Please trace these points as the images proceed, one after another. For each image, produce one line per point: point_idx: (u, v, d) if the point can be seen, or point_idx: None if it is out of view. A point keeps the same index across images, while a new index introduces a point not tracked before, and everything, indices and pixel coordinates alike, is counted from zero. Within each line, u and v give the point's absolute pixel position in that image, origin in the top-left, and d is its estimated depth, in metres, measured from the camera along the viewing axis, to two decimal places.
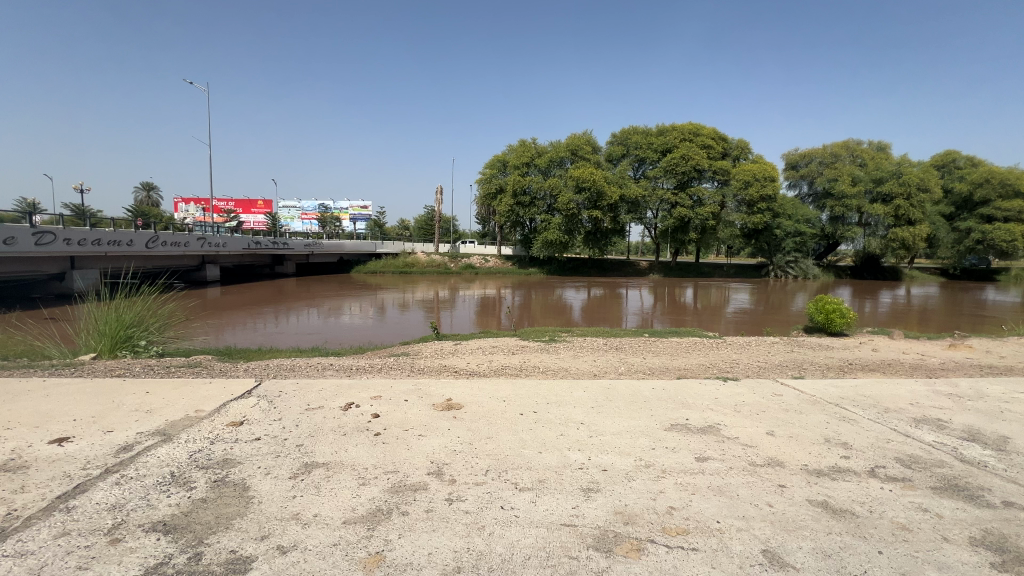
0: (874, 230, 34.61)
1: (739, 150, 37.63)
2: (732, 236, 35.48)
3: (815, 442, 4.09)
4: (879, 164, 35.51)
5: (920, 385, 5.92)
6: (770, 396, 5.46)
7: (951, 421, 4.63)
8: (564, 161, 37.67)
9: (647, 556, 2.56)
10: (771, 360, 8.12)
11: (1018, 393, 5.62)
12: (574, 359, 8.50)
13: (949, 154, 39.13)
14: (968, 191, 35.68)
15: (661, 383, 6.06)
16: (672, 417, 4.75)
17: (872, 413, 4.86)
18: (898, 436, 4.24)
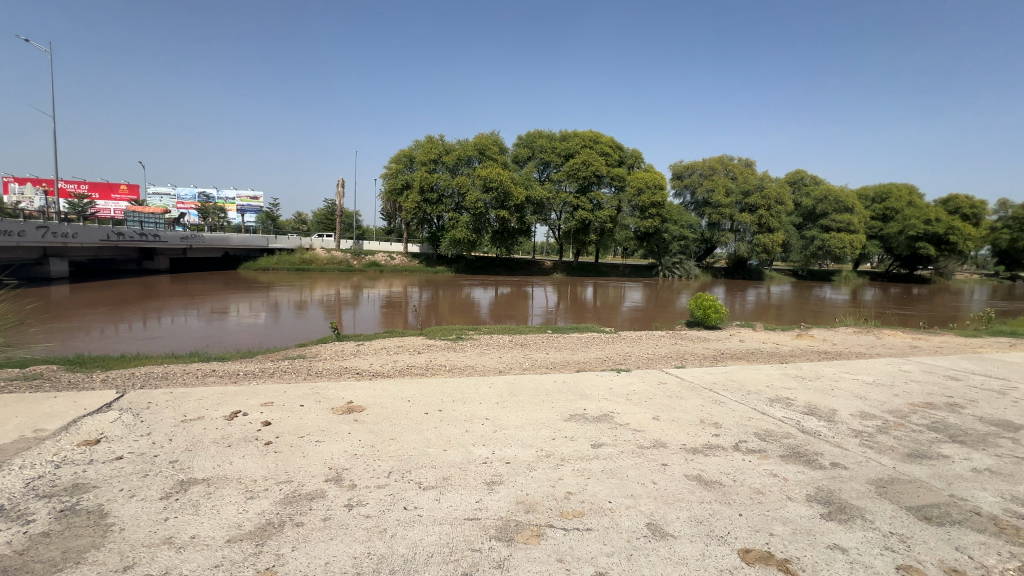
0: (742, 236, 39.83)
1: (633, 158, 40.63)
2: (626, 239, 38.49)
3: (691, 423, 4.60)
4: (747, 178, 40.30)
5: (775, 369, 6.94)
6: (656, 384, 6.04)
7: (796, 399, 5.49)
8: (471, 160, 37.72)
9: (546, 541, 2.70)
10: (658, 352, 8.93)
11: (845, 372, 6.84)
12: (481, 357, 8.58)
13: (798, 173, 45.41)
14: (812, 205, 42.22)
15: (562, 377, 6.38)
16: (572, 408, 5.03)
17: (738, 395, 5.57)
18: (757, 413, 4.93)
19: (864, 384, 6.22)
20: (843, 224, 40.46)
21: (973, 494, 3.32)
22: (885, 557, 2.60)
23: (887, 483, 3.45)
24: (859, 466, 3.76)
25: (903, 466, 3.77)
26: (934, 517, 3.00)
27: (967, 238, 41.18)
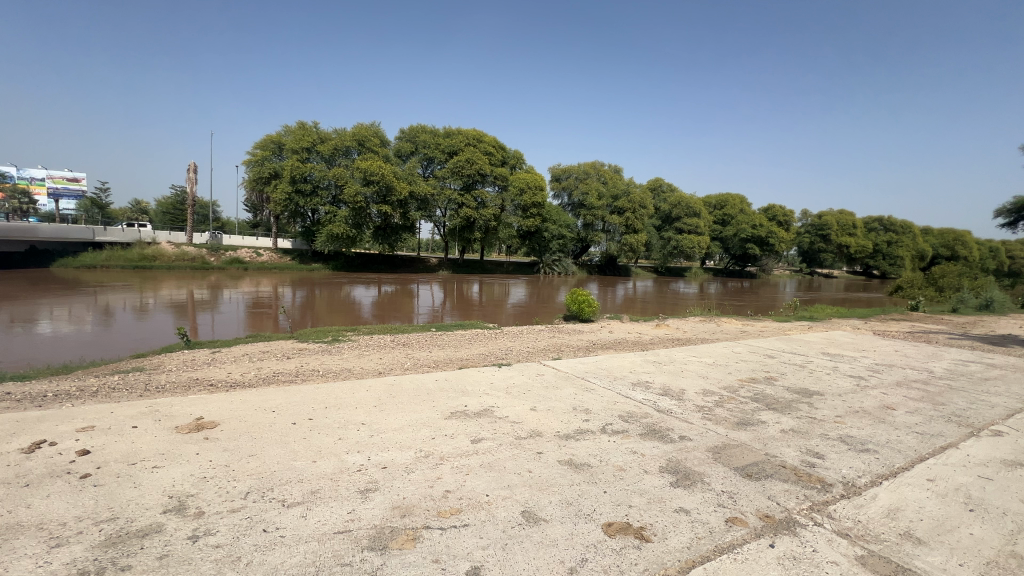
0: (612, 236, 43.84)
1: (515, 159, 41.95)
2: (509, 236, 39.84)
3: (565, 411, 4.89)
4: (615, 183, 44.68)
5: (637, 356, 7.72)
6: (535, 376, 6.31)
7: (654, 382, 6.17)
8: (349, 151, 35.50)
9: (421, 543, 2.65)
10: (538, 345, 9.36)
11: (691, 356, 7.87)
12: (359, 359, 8.15)
13: (657, 181, 51.27)
14: (669, 209, 47.87)
15: (444, 375, 6.34)
16: (453, 405, 5.02)
17: (606, 382, 6.08)
18: (621, 398, 5.42)
19: (706, 365, 7.23)
20: (693, 227, 46.65)
21: (781, 451, 4.04)
22: (718, 513, 3.03)
23: (721, 449, 4.04)
24: (701, 436, 4.34)
25: (733, 433, 4.44)
26: (754, 473, 3.59)
27: (781, 240, 50.37)
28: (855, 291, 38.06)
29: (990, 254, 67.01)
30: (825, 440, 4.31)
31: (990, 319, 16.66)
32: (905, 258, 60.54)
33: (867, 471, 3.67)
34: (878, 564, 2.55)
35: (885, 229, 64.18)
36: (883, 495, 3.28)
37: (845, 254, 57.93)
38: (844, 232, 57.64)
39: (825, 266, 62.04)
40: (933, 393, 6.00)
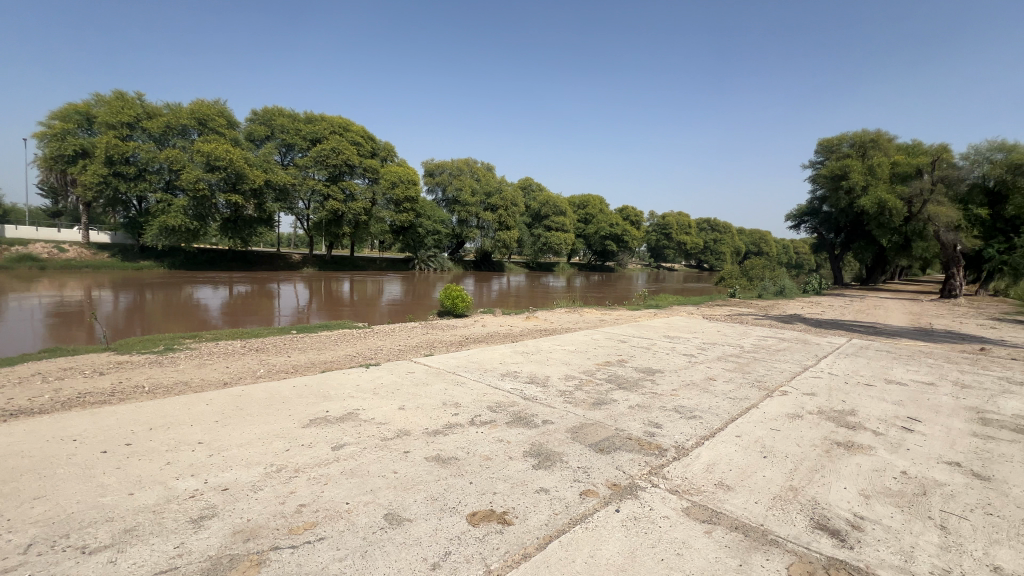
0: (487, 233, 44.59)
1: (386, 152, 40.46)
2: (382, 232, 38.24)
3: (435, 407, 4.85)
4: (487, 180, 45.69)
5: (506, 348, 8.00)
6: (404, 374, 6.15)
7: (522, 372, 6.44)
8: (187, 131, 30.49)
9: (269, 566, 2.39)
10: (410, 343, 9.13)
11: (556, 345, 8.42)
12: (199, 369, 7.08)
13: (527, 181, 54.01)
14: (538, 208, 50.60)
15: (303, 380, 5.84)
16: (312, 412, 4.64)
17: (477, 374, 6.19)
18: (490, 389, 5.56)
19: (569, 352, 7.80)
20: (560, 225, 49.85)
21: (628, 424, 4.51)
22: (574, 488, 3.27)
23: (579, 428, 4.38)
24: (562, 419, 4.65)
25: (589, 413, 4.83)
26: (605, 448, 3.95)
27: (634, 238, 56.51)
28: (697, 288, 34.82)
29: (783, 250, 83.61)
30: (662, 411, 4.93)
31: (783, 302, 20.80)
32: (726, 253, 72.42)
33: (693, 434, 4.30)
34: (699, 512, 2.99)
35: (711, 229, 75.44)
36: (704, 453, 3.88)
37: (682, 250, 67.29)
38: (682, 231, 66.81)
39: (668, 261, 71.28)
40: (743, 364, 7.27)
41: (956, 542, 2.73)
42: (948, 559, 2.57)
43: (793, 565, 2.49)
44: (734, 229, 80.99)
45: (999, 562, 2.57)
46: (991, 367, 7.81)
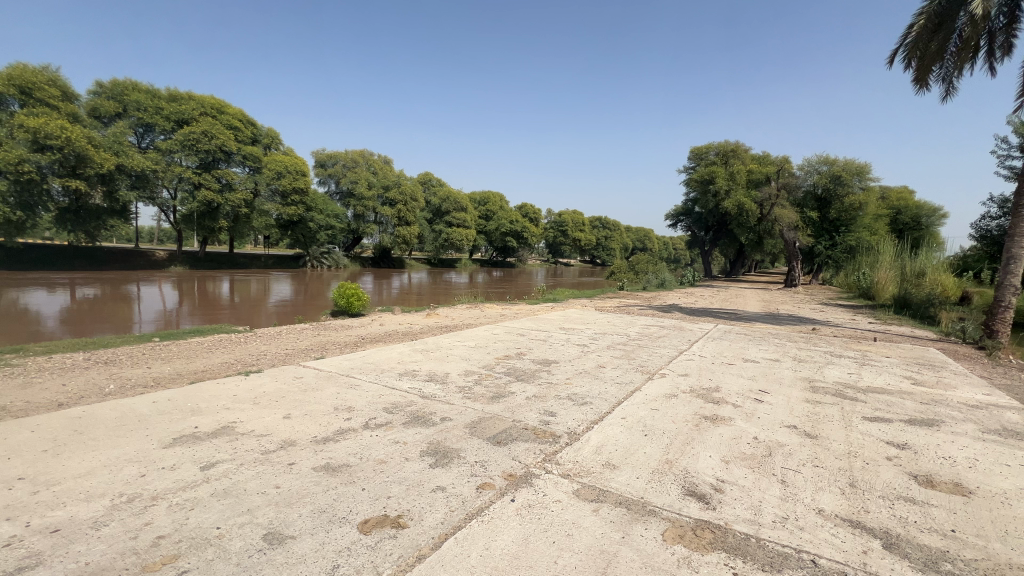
0: (385, 228, 42.51)
1: (269, 138, 36.97)
2: (266, 226, 34.92)
3: (325, 413, 4.55)
4: (385, 174, 44.13)
5: (405, 347, 7.77)
6: (291, 380, 5.68)
7: (420, 370, 6.30)
8: (4, 101, 24.93)
9: None
10: (299, 346, 8.47)
11: (456, 341, 8.39)
12: (23, 389, 5.84)
13: (427, 176, 53.32)
14: (439, 203, 50.12)
15: (166, 394, 5.11)
16: (176, 430, 4.08)
17: (373, 376, 5.94)
18: (387, 390, 5.36)
19: (469, 348, 7.83)
20: (461, 221, 49.64)
21: (525, 415, 4.65)
22: (471, 483, 3.27)
23: (477, 423, 4.40)
24: (461, 415, 4.64)
25: (488, 407, 4.89)
26: (503, 440, 4.02)
27: (533, 235, 58.39)
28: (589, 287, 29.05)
29: (664, 246, 92.45)
30: (557, 400, 5.16)
31: (664, 293, 23.00)
32: (616, 250, 78.16)
33: (584, 419, 4.55)
34: (588, 493, 3.17)
35: (602, 227, 82.27)
36: (593, 436, 4.13)
37: (578, 246, 71.10)
38: (577, 229, 70.66)
39: (565, 256, 74.94)
40: (629, 351, 7.89)
41: (792, 493, 3.24)
42: (786, 507, 3.04)
43: (668, 531, 2.75)
44: (622, 226, 87.65)
45: (823, 505, 3.09)
46: (819, 343, 9.40)
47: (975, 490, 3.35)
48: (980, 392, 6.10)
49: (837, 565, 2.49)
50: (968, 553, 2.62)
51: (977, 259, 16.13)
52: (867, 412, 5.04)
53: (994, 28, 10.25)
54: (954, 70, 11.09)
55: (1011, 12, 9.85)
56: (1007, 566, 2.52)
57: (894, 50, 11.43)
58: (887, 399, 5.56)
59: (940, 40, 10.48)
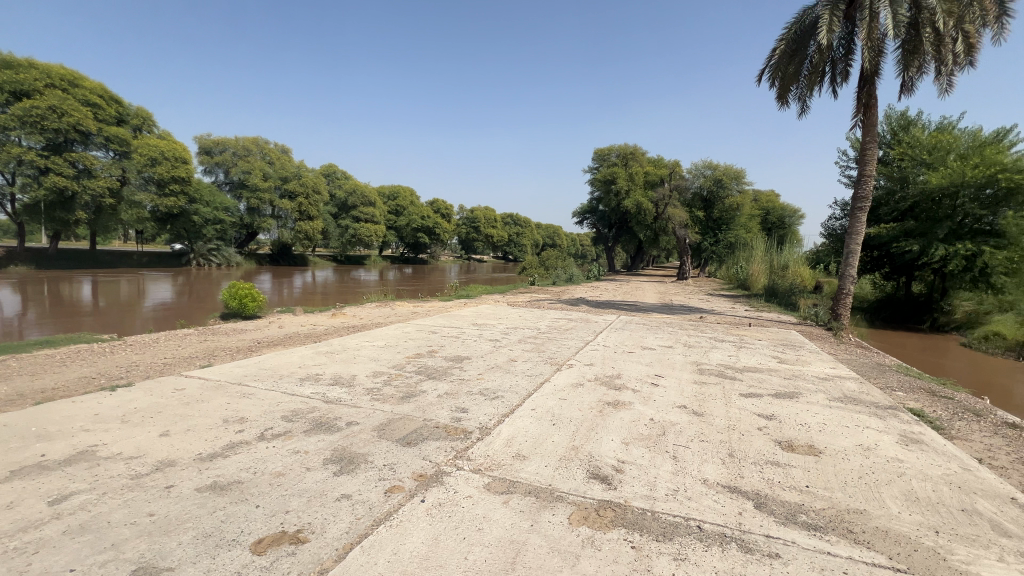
0: (285, 222, 40.02)
1: (140, 119, 32.36)
2: (140, 219, 30.65)
3: (211, 426, 4.11)
4: (284, 164, 40.88)
5: (307, 350, 7.27)
6: (169, 393, 5.02)
7: (324, 374, 5.92)
8: None
9: None
10: (180, 354, 7.52)
11: (364, 341, 8.02)
12: None
13: (331, 167, 50.60)
14: (344, 197, 47.70)
15: (1, 419, 4.25)
16: (16, 462, 3.42)
17: (269, 382, 5.47)
18: (285, 397, 4.97)
19: (378, 348, 7.53)
20: (369, 216, 47.88)
21: (436, 413, 4.58)
22: (378, 487, 3.16)
23: (386, 425, 4.25)
24: (368, 418, 4.45)
25: (397, 408, 4.74)
26: (413, 440, 3.93)
27: (445, 231, 57.68)
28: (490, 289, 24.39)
29: (572, 243, 96.61)
30: (469, 396, 5.16)
31: (572, 288, 24.01)
32: (527, 246, 80.11)
33: (495, 414, 4.60)
34: (498, 486, 3.21)
35: (514, 224, 83.94)
36: (504, 429, 4.19)
37: (490, 242, 71.76)
38: (489, 225, 71.19)
39: (478, 253, 75.14)
40: (539, 344, 8.13)
41: (682, 466, 3.56)
42: (677, 480, 3.34)
43: (573, 514, 2.88)
44: (533, 223, 90.04)
45: (706, 475, 3.44)
46: (705, 329, 10.45)
47: (824, 450, 3.94)
48: (828, 366, 7.19)
49: (718, 528, 2.78)
50: (818, 504, 3.07)
51: (826, 254, 18.89)
52: (743, 389, 5.70)
53: (835, 56, 12.04)
54: (807, 93, 12.72)
55: (847, 44, 11.66)
56: (844, 510, 3.01)
57: (761, 71, 13.01)
58: (759, 376, 6.32)
59: (796, 64, 12.10)
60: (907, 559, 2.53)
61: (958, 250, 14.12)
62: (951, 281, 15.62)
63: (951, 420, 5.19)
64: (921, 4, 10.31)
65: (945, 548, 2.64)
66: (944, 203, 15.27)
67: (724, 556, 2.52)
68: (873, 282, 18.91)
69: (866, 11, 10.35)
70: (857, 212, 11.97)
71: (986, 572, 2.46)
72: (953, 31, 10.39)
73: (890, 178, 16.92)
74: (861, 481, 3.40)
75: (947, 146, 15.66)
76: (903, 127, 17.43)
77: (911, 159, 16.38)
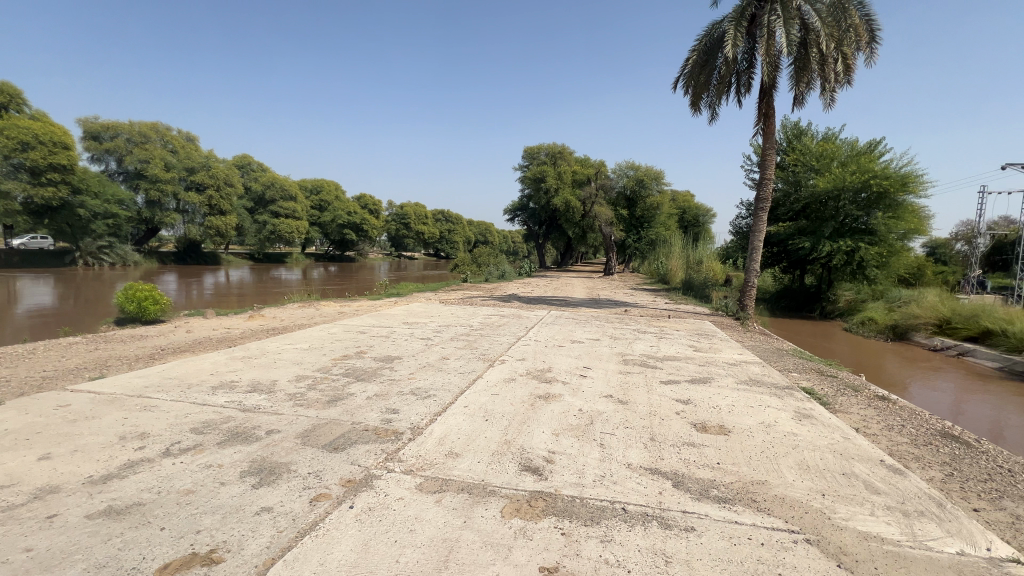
0: (192, 218, 36.44)
1: (7, 96, 28.01)
2: (9, 212, 25.96)
3: (104, 445, 3.67)
4: (190, 154, 37.29)
5: (220, 355, 6.71)
6: (51, 410, 4.42)
7: (241, 380, 5.51)
8: None
9: None
10: (64, 366, 6.61)
11: (285, 344, 7.56)
12: None
13: (245, 158, 47.21)
14: (261, 190, 44.77)
15: None
16: None
17: (175, 393, 4.98)
18: (195, 407, 4.56)
19: (302, 351, 7.13)
20: (290, 211, 45.19)
21: (366, 416, 4.44)
22: (303, 496, 3.00)
23: (311, 432, 4.05)
24: (291, 425, 4.20)
25: (323, 413, 4.52)
26: (340, 445, 3.77)
27: (373, 227, 55.65)
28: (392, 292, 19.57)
29: (503, 240, 97.42)
30: (400, 396, 5.04)
31: (504, 284, 24.20)
32: (458, 243, 79.70)
33: (427, 413, 4.54)
34: (430, 485, 3.18)
35: (445, 221, 83.03)
36: (437, 428, 4.16)
37: (421, 239, 70.54)
38: (420, 221, 69.89)
39: (408, 250, 73.41)
40: (471, 341, 8.12)
41: (609, 453, 3.75)
42: (603, 466, 3.50)
43: (506, 507, 2.93)
44: (465, 220, 89.69)
45: (631, 459, 3.65)
46: (629, 322, 11.03)
47: (732, 429, 4.32)
48: (736, 352, 7.88)
49: (641, 508, 2.95)
50: (727, 478, 3.37)
51: (734, 250, 20.61)
52: (663, 376, 6.10)
53: (740, 69, 13.11)
54: (716, 103, 13.68)
55: (749, 58, 12.74)
56: (749, 482, 3.32)
57: (676, 79, 13.87)
58: (677, 364, 6.79)
59: (707, 73, 13.05)
60: (799, 521, 2.85)
61: (841, 246, 16.14)
62: (836, 274, 17.70)
63: (834, 395, 5.92)
64: (810, 26, 11.56)
65: (830, 509, 3.01)
66: (829, 204, 17.30)
67: (647, 533, 2.69)
68: (774, 275, 20.94)
69: (765, 29, 11.40)
70: (759, 212, 13.16)
71: (860, 525, 2.84)
72: (835, 53, 11.76)
73: (786, 181, 18.79)
74: (762, 455, 3.77)
75: (831, 154, 17.67)
76: (796, 136, 19.43)
77: (802, 165, 18.34)
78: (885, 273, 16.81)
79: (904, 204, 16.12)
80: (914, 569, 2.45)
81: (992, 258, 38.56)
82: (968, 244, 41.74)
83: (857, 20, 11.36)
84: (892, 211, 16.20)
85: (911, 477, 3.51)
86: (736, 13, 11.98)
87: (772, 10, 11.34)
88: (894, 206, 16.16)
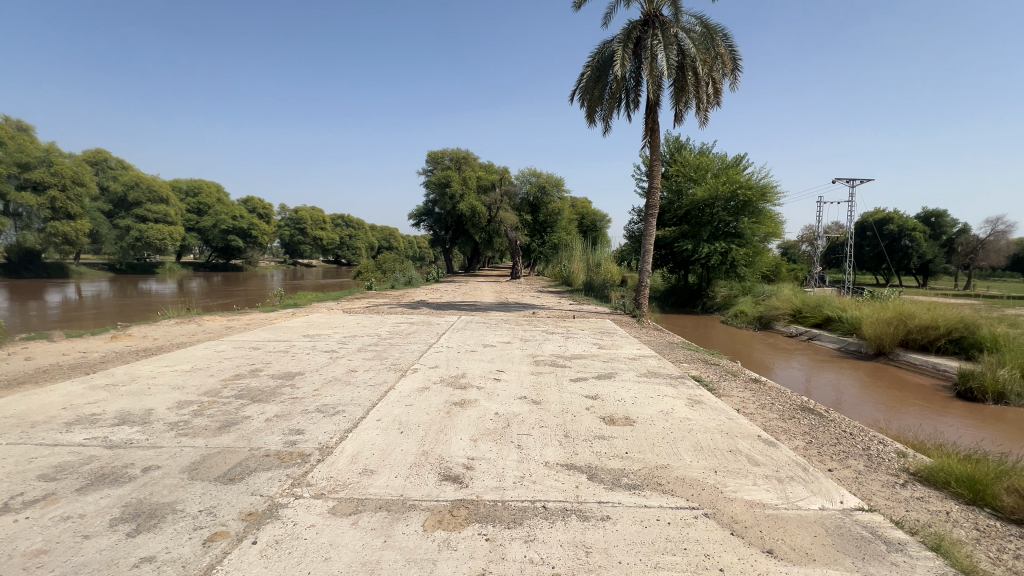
0: (28, 223, 30.54)
1: None
2: None
3: None
4: (23, 147, 31.45)
5: (76, 384, 5.68)
6: None
7: (104, 413, 4.72)
8: None
9: None
10: None
11: (161, 366, 6.65)
12: None
13: (100, 153, 41.09)
14: (122, 191, 39.18)
15: None
16: None
17: (13, 435, 4.10)
18: (42, 450, 3.79)
19: (182, 373, 6.28)
20: (160, 215, 39.83)
21: (265, 440, 4.05)
22: (194, 538, 2.66)
23: (198, 464, 3.59)
24: (173, 458, 3.70)
25: (213, 441, 4.05)
26: (237, 475, 3.41)
27: (264, 234, 51.08)
28: (252, 312, 15.19)
29: (408, 245, 95.50)
30: (305, 415, 4.69)
31: (411, 291, 23.55)
32: (361, 250, 76.43)
33: (336, 431, 4.27)
34: (346, 507, 2.99)
35: (345, 226, 79.31)
36: (348, 446, 3.92)
37: (319, 245, 66.70)
38: (317, 226, 66.17)
39: (304, 257, 68.60)
40: (380, 351, 7.78)
41: (527, 453, 3.82)
42: (523, 467, 3.57)
43: (428, 520, 2.86)
44: (366, 226, 86.43)
45: (547, 457, 3.76)
46: (537, 324, 11.37)
47: (636, 419, 4.65)
48: (634, 348, 8.53)
49: (560, 505, 3.06)
50: (634, 466, 3.63)
51: (629, 253, 22.18)
52: (572, 374, 6.40)
53: (628, 86, 14.14)
54: (608, 116, 14.56)
55: (636, 76, 13.79)
56: (654, 467, 3.61)
57: (572, 92, 14.70)
58: (584, 363, 7.09)
59: (600, 88, 13.97)
60: (698, 498, 3.16)
61: (717, 248, 18.28)
62: (713, 272, 19.88)
63: (718, 381, 6.69)
64: (685, 52, 12.86)
65: (721, 483, 3.37)
66: (705, 211, 19.37)
67: (567, 528, 2.80)
68: (663, 276, 22.97)
69: (648, 52, 12.52)
70: (649, 217, 14.26)
71: (747, 494, 3.22)
72: (706, 78, 13.27)
73: (670, 190, 20.69)
74: (664, 441, 4.10)
75: (706, 167, 19.96)
76: (677, 149, 21.53)
77: (684, 175, 20.43)
78: (751, 270, 19.38)
79: (764, 212, 18.68)
80: (791, 526, 2.84)
81: (828, 257, 46.13)
82: (811, 245, 49.46)
83: (723, 49, 12.99)
84: (755, 218, 18.70)
85: (782, 447, 4.06)
86: (624, 34, 13.06)
87: (654, 35, 12.48)
88: (756, 213, 18.65)
